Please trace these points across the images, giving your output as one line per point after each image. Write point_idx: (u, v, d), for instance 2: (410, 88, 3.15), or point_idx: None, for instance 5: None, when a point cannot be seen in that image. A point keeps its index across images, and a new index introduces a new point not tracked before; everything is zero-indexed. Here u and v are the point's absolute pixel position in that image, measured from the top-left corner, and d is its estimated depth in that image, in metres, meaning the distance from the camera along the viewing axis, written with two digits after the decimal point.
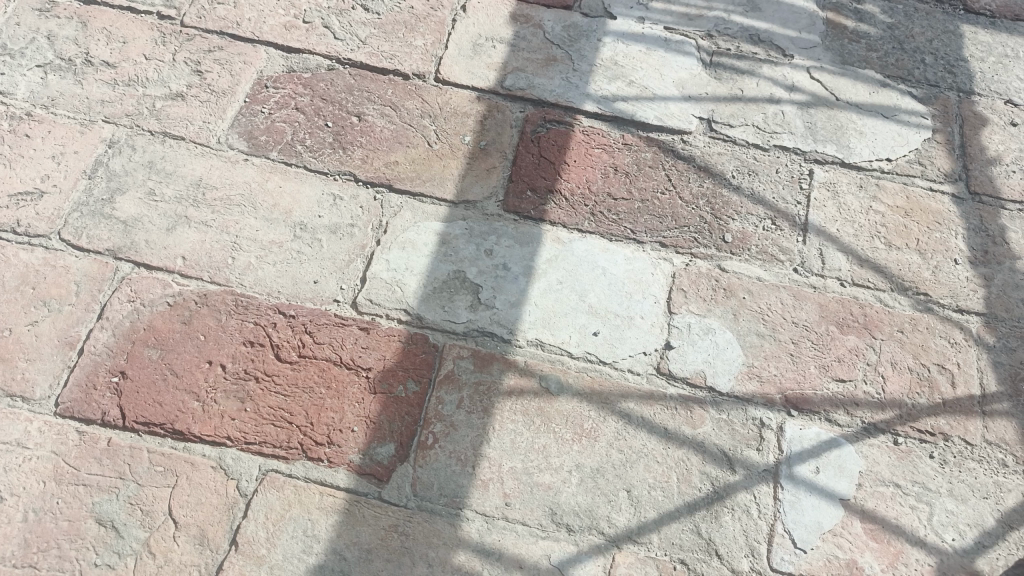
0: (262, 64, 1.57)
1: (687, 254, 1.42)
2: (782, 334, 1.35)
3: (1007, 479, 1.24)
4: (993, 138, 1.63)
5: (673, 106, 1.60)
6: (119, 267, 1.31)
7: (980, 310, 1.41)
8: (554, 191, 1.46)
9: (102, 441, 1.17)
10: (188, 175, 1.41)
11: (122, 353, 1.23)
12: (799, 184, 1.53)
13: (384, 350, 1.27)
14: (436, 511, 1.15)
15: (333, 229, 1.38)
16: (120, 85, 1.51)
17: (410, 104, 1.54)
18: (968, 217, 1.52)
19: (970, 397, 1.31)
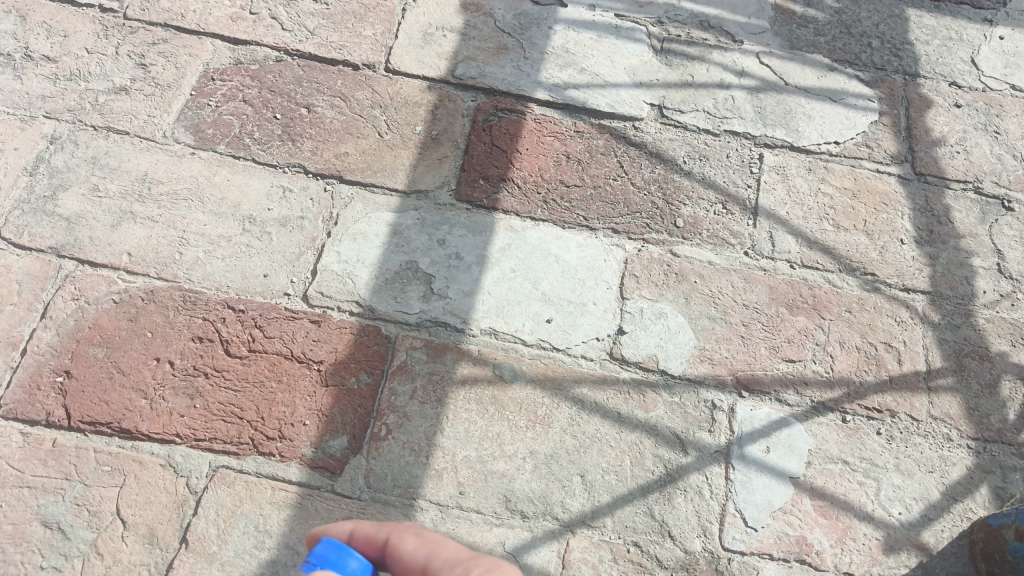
0: (209, 55, 1.54)
1: (639, 240, 1.43)
2: (733, 317, 1.36)
3: (951, 453, 1.27)
4: (938, 120, 1.66)
5: (624, 93, 1.60)
6: (62, 265, 1.29)
7: (925, 289, 1.43)
8: (506, 180, 1.46)
9: (46, 442, 1.15)
10: (133, 170, 1.39)
11: (66, 353, 1.21)
12: (749, 169, 1.54)
13: (335, 343, 1.26)
14: (389, 502, 1.15)
15: (282, 222, 1.37)
16: (61, 80, 1.48)
17: (360, 94, 1.53)
18: (913, 198, 1.54)
19: (916, 373, 1.34)
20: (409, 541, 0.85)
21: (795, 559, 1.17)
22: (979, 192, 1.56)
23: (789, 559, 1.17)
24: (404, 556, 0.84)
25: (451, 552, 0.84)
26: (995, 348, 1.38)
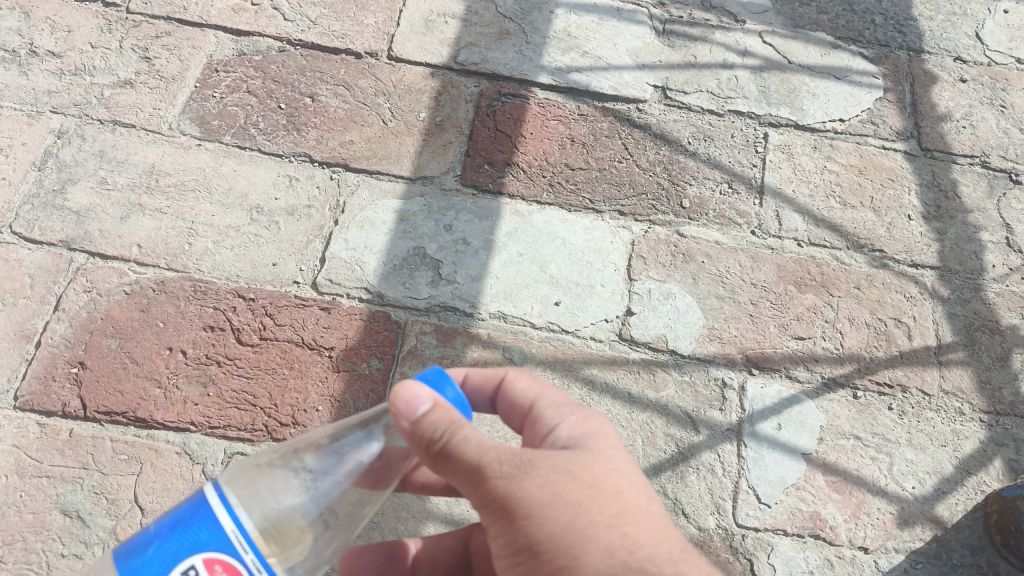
0: (212, 47, 1.55)
1: (646, 221, 1.43)
2: (741, 296, 1.36)
3: (963, 426, 1.27)
4: (944, 95, 1.65)
5: (627, 75, 1.60)
6: (73, 258, 1.30)
7: (934, 264, 1.43)
8: (511, 164, 1.46)
9: (63, 433, 1.16)
10: (141, 162, 1.40)
11: (80, 344, 1.22)
12: (754, 148, 1.54)
13: (346, 329, 1.27)
14: None
15: (290, 211, 1.37)
16: (67, 75, 1.48)
17: (364, 82, 1.53)
18: (920, 173, 1.54)
19: (926, 348, 1.34)
20: (523, 381, 0.92)
21: (809, 535, 1.17)
22: (986, 166, 1.56)
23: (803, 534, 1.17)
24: (517, 393, 0.91)
25: (560, 398, 0.90)
26: (1005, 322, 1.38)
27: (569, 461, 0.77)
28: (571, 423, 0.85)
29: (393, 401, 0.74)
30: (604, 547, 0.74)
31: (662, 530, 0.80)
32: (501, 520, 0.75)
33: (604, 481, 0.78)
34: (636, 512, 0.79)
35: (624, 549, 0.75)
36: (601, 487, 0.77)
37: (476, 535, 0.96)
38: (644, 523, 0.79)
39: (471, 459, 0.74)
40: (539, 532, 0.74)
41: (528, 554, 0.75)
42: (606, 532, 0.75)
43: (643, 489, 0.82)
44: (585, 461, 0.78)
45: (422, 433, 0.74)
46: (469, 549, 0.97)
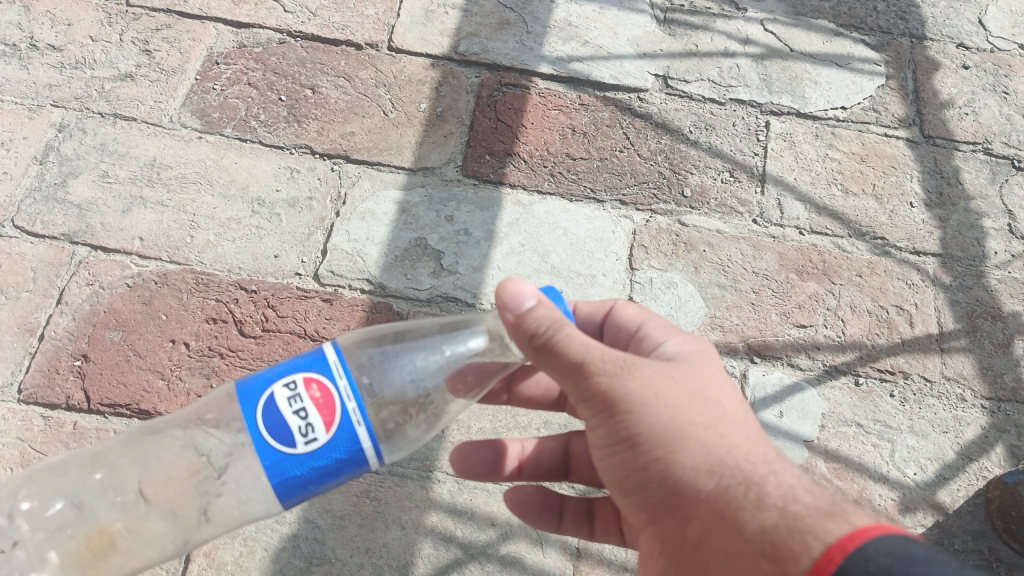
0: (212, 40, 1.55)
1: (647, 210, 1.43)
2: (743, 285, 1.36)
3: (965, 413, 1.27)
4: (946, 82, 1.64)
5: (628, 64, 1.60)
6: (75, 251, 1.30)
7: (936, 252, 1.43)
8: (512, 154, 1.46)
9: (67, 425, 1.17)
10: (142, 155, 1.40)
11: (83, 337, 1.23)
12: (756, 136, 1.53)
13: (348, 320, 1.27)
14: (406, 475, 1.16)
15: (291, 203, 1.37)
16: (67, 68, 1.49)
17: (365, 74, 1.53)
18: (923, 160, 1.53)
19: (928, 335, 1.34)
20: (630, 310, 1.01)
21: None
22: (989, 152, 1.56)
23: None
24: (623, 317, 1.00)
25: (664, 326, 0.98)
26: (1008, 308, 1.38)
27: (669, 370, 0.83)
28: (675, 343, 0.93)
29: (499, 297, 0.81)
30: (704, 445, 0.79)
31: (765, 443, 0.83)
32: (602, 415, 0.82)
33: (705, 391, 0.84)
34: (737, 421, 0.84)
35: (724, 448, 0.80)
36: (702, 395, 0.83)
37: (578, 440, 1.06)
38: (747, 431, 0.83)
39: (573, 356, 0.78)
40: (639, 426, 0.79)
41: (627, 447, 0.81)
42: (706, 433, 0.80)
43: (744, 406, 0.86)
44: (685, 374, 0.84)
45: (525, 327, 0.80)
46: (570, 454, 1.07)
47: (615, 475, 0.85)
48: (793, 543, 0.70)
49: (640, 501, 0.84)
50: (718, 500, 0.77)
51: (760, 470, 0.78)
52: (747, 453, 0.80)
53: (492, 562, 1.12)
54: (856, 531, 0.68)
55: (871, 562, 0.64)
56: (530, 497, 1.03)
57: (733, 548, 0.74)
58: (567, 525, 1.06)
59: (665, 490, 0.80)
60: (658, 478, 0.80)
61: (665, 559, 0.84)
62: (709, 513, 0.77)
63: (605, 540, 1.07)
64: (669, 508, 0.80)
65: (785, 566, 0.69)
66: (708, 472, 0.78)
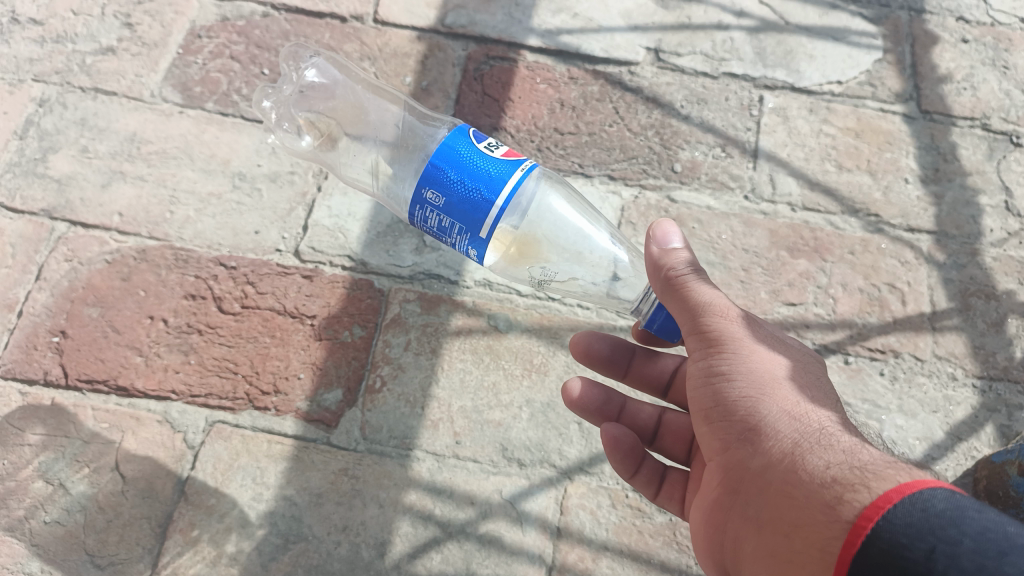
0: (195, 13, 1.52)
1: (635, 186, 1.40)
2: (732, 262, 1.34)
3: (956, 392, 1.25)
4: (945, 56, 1.60)
5: (618, 37, 1.56)
6: (54, 227, 1.29)
7: (930, 229, 1.40)
8: (499, 129, 1.43)
9: (44, 401, 1.15)
10: (122, 130, 1.38)
11: (61, 313, 1.21)
12: (749, 111, 1.50)
13: (328, 297, 1.25)
14: (386, 453, 1.15)
15: (272, 177, 1.36)
16: (48, 42, 1.46)
17: (349, 47, 1.51)
18: (919, 136, 1.50)
19: (920, 313, 1.32)
20: None
21: None
22: (986, 128, 1.52)
23: None
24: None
25: None
26: (1002, 287, 1.35)
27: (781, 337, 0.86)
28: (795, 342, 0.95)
29: (649, 234, 0.89)
30: (794, 396, 0.80)
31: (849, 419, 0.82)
32: (705, 350, 0.84)
33: (807, 366, 0.85)
34: (830, 394, 0.84)
35: (814, 405, 0.80)
36: (804, 365, 0.85)
37: (673, 414, 1.10)
38: (838, 404, 0.82)
39: (698, 294, 0.83)
40: (737, 364, 0.82)
41: (719, 382, 0.83)
42: (800, 391, 0.81)
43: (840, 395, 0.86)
44: (794, 348, 0.87)
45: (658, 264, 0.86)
46: (663, 426, 1.10)
47: (701, 409, 0.86)
48: (857, 479, 0.68)
49: (717, 439, 0.84)
50: (793, 441, 0.76)
51: (840, 427, 0.77)
52: (833, 416, 0.79)
53: (472, 540, 1.11)
54: (914, 480, 0.65)
55: (928, 504, 0.62)
56: (623, 437, 1.01)
57: (797, 480, 0.73)
58: (638, 480, 1.05)
59: (743, 425, 0.80)
60: (740, 413, 0.81)
61: (724, 492, 0.84)
62: (782, 450, 0.77)
63: (665, 505, 1.06)
64: (743, 442, 0.80)
65: (843, 495, 0.68)
66: (791, 416, 0.78)
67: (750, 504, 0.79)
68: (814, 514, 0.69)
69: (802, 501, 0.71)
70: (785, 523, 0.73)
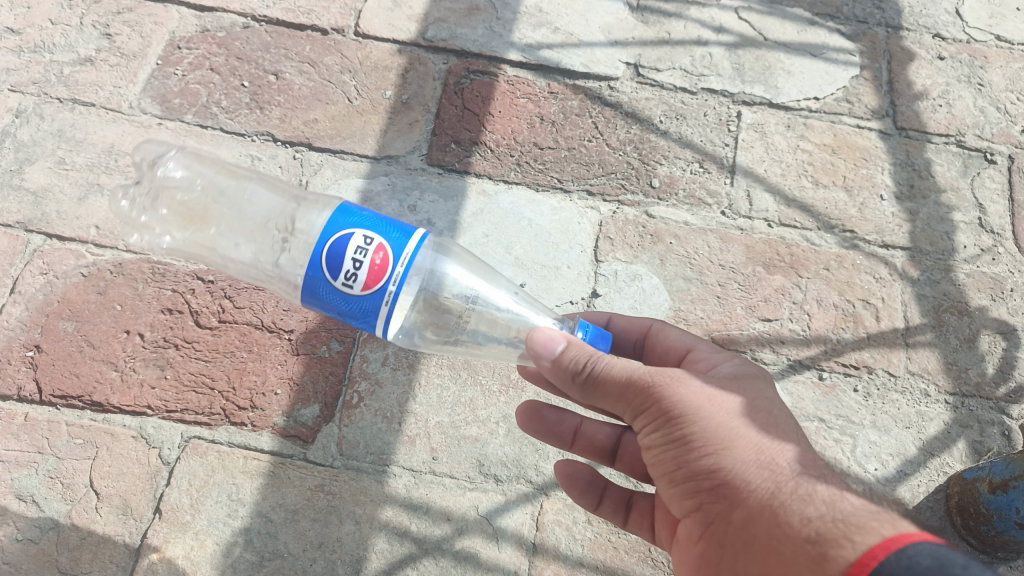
0: (174, 24, 1.51)
1: (614, 201, 1.41)
2: (709, 277, 1.35)
3: (928, 408, 1.27)
4: (921, 73, 1.62)
5: (599, 52, 1.57)
6: (30, 240, 1.28)
7: (905, 245, 1.42)
8: (478, 143, 1.44)
9: (18, 417, 1.15)
10: (100, 142, 1.37)
11: (36, 327, 1.21)
12: (727, 127, 1.51)
13: (306, 311, 1.25)
14: (362, 469, 1.15)
15: (251, 191, 1.36)
16: (25, 52, 1.46)
17: (330, 60, 1.51)
18: (894, 153, 1.52)
19: (893, 329, 1.33)
20: (673, 331, 1.07)
21: None
22: (961, 145, 1.54)
23: None
24: (668, 339, 1.07)
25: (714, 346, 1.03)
26: (975, 303, 1.37)
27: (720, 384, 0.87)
28: (727, 364, 0.96)
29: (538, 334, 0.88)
30: (756, 445, 0.82)
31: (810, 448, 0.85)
32: (658, 422, 0.85)
33: (755, 403, 0.87)
34: (786, 430, 0.86)
35: (775, 449, 0.82)
36: (752, 406, 0.86)
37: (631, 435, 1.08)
38: (797, 435, 0.85)
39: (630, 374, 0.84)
40: (692, 427, 0.83)
41: (679, 447, 0.84)
42: (759, 437, 0.83)
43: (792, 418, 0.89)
44: (737, 389, 0.89)
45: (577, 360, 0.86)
46: (621, 447, 1.09)
47: (665, 471, 0.87)
48: (839, 531, 0.71)
49: (688, 495, 0.85)
50: (766, 493, 0.78)
51: (807, 471, 0.80)
52: (795, 455, 0.81)
53: (447, 557, 1.11)
54: (899, 534, 0.67)
55: (913, 561, 0.63)
56: (579, 473, 1.06)
57: (778, 532, 0.75)
58: (604, 510, 1.09)
59: (713, 483, 0.82)
60: (706, 473, 0.82)
61: (706, 545, 0.85)
62: (756, 504, 0.79)
63: (636, 531, 1.08)
64: (715, 499, 0.82)
65: (829, 550, 0.70)
66: (757, 468, 0.80)
67: (732, 557, 0.81)
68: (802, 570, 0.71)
69: (787, 555, 0.74)
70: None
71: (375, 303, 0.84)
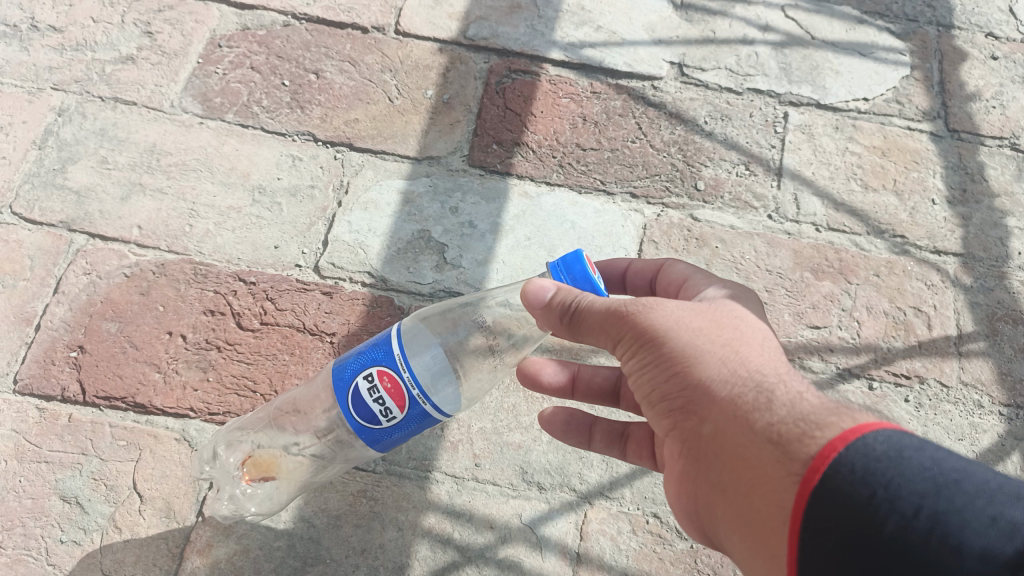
0: (215, 22, 1.51)
1: (658, 204, 1.39)
2: (756, 283, 1.32)
3: (982, 420, 1.24)
4: (973, 73, 1.58)
5: (642, 51, 1.54)
6: (73, 239, 1.28)
7: (957, 251, 1.38)
8: (520, 144, 1.42)
9: (62, 418, 1.15)
10: (142, 141, 1.37)
11: (80, 328, 1.21)
12: (774, 128, 1.48)
13: (348, 314, 1.24)
14: (405, 474, 1.14)
15: (292, 191, 1.35)
16: (68, 50, 1.45)
17: (371, 58, 1.49)
18: (946, 155, 1.48)
19: (946, 338, 1.30)
20: (677, 265, 1.04)
21: None
22: (1016, 148, 1.50)
23: None
24: (672, 272, 1.04)
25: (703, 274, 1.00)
26: None
27: (692, 306, 0.85)
28: (714, 288, 0.94)
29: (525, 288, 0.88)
30: (724, 356, 0.80)
31: (780, 360, 0.82)
32: (631, 346, 0.84)
33: (723, 320, 0.85)
34: (756, 342, 0.83)
35: (743, 359, 0.79)
36: (720, 323, 0.84)
37: None
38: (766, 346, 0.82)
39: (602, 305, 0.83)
40: (663, 346, 0.81)
41: (652, 368, 0.82)
42: (728, 349, 0.80)
43: (763, 334, 0.86)
44: (709, 307, 0.87)
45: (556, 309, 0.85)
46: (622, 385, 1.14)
47: (642, 397, 0.86)
48: (800, 430, 0.68)
49: (664, 418, 0.83)
50: (730, 402, 0.76)
51: (775, 377, 0.77)
52: (763, 365, 0.79)
53: (490, 565, 1.10)
54: (858, 425, 0.66)
55: (869, 448, 0.62)
56: (556, 415, 1.08)
57: (744, 440, 0.73)
58: (598, 443, 1.09)
59: (684, 400, 0.80)
60: (677, 391, 0.81)
61: (682, 465, 0.83)
62: (721, 413, 0.76)
63: (637, 463, 1.08)
64: (686, 416, 0.80)
65: (793, 451, 0.67)
66: (725, 378, 0.78)
67: (706, 475, 0.79)
68: (768, 475, 0.69)
69: (752, 459, 0.71)
70: (742, 491, 0.72)
71: (417, 408, 0.85)
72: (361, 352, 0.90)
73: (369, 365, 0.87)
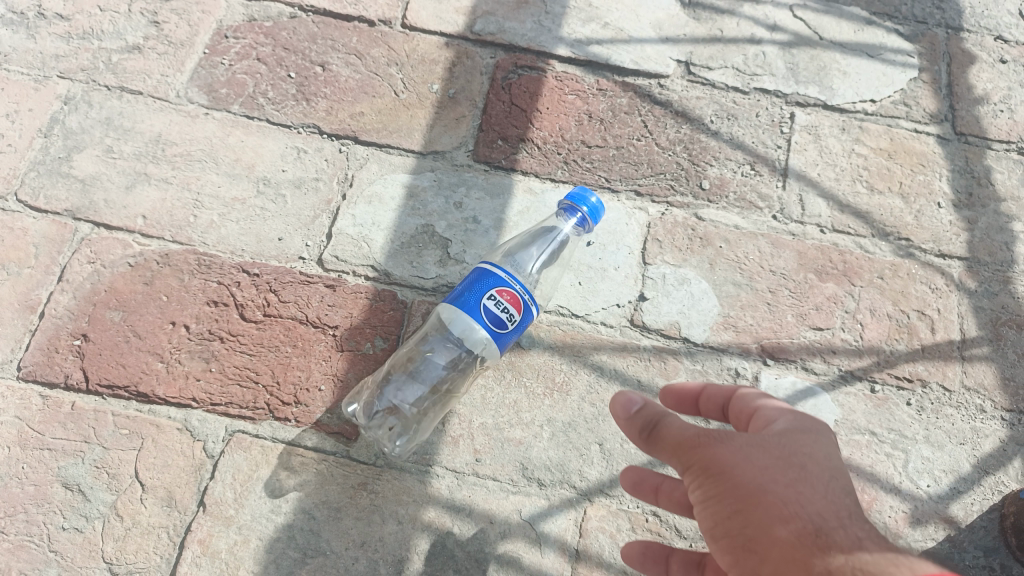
0: (222, 13, 1.50)
1: (663, 203, 1.38)
2: (759, 283, 1.32)
3: (984, 425, 1.24)
4: (981, 77, 1.57)
5: (649, 48, 1.54)
6: (78, 228, 1.28)
7: (962, 255, 1.38)
8: (525, 140, 1.42)
9: (65, 405, 1.15)
10: (147, 131, 1.37)
11: (84, 316, 1.21)
12: (780, 128, 1.48)
13: (351, 307, 1.24)
14: (405, 469, 1.14)
15: (297, 183, 1.35)
16: (74, 39, 1.45)
17: (377, 52, 1.49)
18: (953, 159, 1.47)
19: (949, 342, 1.30)
20: (754, 390, 0.95)
21: None
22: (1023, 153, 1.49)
23: None
24: (746, 399, 0.94)
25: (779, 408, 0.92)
26: None
27: (766, 441, 0.80)
28: (792, 417, 0.86)
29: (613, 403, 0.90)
30: (791, 505, 0.74)
31: (849, 504, 0.77)
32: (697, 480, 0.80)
33: (792, 457, 0.79)
34: (831, 494, 0.77)
35: (810, 514, 0.73)
36: (787, 459, 0.78)
37: None
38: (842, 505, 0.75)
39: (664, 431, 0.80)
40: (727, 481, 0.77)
41: (715, 505, 0.78)
42: (794, 495, 0.75)
43: (841, 476, 0.80)
44: (781, 441, 0.81)
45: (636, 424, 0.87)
46: None
47: (705, 528, 0.80)
48: None
49: (724, 555, 0.78)
50: (793, 549, 0.70)
51: (843, 541, 0.70)
52: (824, 511, 0.74)
53: (490, 560, 1.10)
54: None
55: None
56: None
57: None
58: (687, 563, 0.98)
59: (747, 540, 0.74)
60: (740, 529, 0.75)
61: None
62: (782, 556, 0.71)
63: None
64: (747, 555, 0.74)
65: None
66: (792, 527, 0.72)
67: None
68: None
69: None
70: None
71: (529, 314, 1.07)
72: (465, 291, 1.07)
73: (485, 289, 1.05)
